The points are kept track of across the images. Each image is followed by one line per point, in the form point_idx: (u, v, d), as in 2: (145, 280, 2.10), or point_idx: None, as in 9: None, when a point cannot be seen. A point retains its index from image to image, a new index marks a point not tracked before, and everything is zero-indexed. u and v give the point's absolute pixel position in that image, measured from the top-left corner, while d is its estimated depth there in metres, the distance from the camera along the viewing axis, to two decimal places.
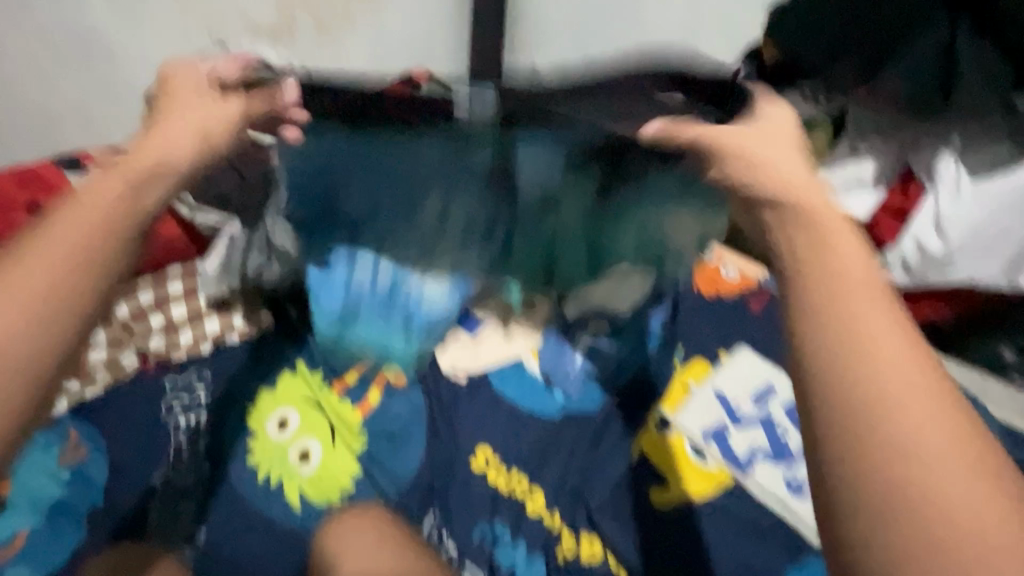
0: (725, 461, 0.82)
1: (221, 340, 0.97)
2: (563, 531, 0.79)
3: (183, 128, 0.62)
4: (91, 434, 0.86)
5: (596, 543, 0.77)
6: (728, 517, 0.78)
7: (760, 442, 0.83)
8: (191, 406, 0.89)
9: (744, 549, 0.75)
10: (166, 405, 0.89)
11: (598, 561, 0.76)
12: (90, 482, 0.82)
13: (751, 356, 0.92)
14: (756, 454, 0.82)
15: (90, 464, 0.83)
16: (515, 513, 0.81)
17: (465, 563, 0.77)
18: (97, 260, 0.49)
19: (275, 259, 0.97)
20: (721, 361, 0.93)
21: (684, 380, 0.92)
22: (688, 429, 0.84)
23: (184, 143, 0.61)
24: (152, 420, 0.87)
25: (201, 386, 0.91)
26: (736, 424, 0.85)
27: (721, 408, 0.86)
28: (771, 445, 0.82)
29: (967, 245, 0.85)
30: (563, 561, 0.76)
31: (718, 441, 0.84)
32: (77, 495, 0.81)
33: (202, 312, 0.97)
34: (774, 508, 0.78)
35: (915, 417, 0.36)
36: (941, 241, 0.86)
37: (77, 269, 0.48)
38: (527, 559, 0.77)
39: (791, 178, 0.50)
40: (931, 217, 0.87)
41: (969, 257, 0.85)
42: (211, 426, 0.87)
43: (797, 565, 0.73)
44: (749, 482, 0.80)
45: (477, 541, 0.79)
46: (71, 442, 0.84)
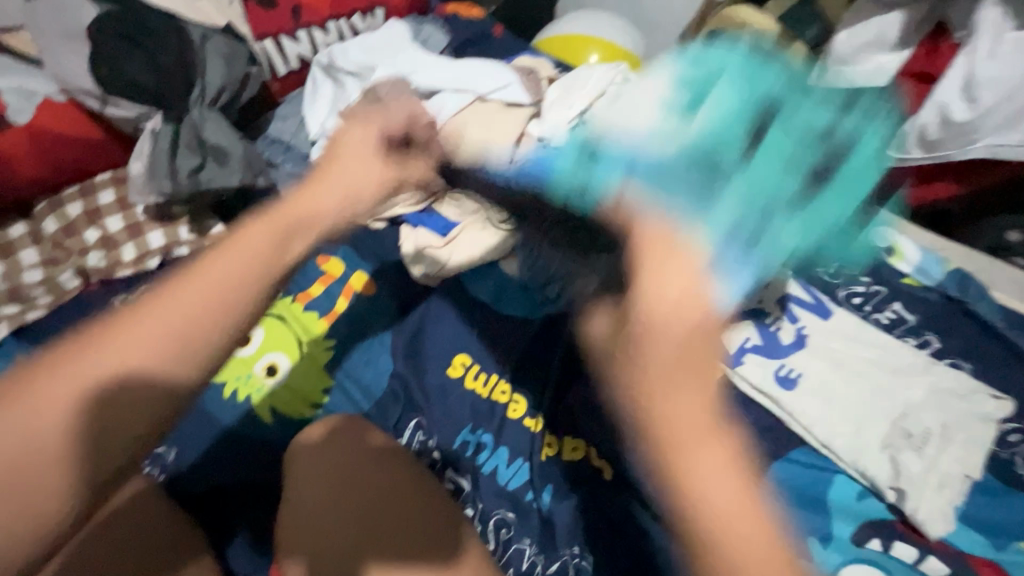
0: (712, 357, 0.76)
1: (170, 252, 0.88)
2: (545, 432, 0.75)
3: (144, 334, 0.41)
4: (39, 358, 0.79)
5: (577, 444, 0.74)
6: None
7: (750, 336, 0.78)
8: None
9: None
10: None
11: (579, 460, 0.73)
12: None
13: None
14: (745, 348, 0.77)
15: None
16: (509, 454, 0.75)
17: (448, 470, 0.73)
18: (153, 324, 0.42)
19: (212, 158, 0.85)
20: None
21: None
22: None
23: (153, 352, 0.41)
24: None
25: None
26: None
27: None
28: (761, 338, 0.77)
29: (998, 109, 0.74)
30: (545, 459, 0.73)
31: None
32: None
33: (141, 223, 0.88)
34: (763, 402, 0.73)
35: (744, 525, 0.37)
36: (968, 106, 0.75)
37: (167, 339, 0.42)
38: (511, 467, 0.74)
39: (686, 416, 0.39)
40: (960, 79, 0.76)
41: (992, 127, 0.76)
42: None
43: (784, 457, 0.70)
44: (739, 377, 0.75)
45: (459, 449, 0.75)
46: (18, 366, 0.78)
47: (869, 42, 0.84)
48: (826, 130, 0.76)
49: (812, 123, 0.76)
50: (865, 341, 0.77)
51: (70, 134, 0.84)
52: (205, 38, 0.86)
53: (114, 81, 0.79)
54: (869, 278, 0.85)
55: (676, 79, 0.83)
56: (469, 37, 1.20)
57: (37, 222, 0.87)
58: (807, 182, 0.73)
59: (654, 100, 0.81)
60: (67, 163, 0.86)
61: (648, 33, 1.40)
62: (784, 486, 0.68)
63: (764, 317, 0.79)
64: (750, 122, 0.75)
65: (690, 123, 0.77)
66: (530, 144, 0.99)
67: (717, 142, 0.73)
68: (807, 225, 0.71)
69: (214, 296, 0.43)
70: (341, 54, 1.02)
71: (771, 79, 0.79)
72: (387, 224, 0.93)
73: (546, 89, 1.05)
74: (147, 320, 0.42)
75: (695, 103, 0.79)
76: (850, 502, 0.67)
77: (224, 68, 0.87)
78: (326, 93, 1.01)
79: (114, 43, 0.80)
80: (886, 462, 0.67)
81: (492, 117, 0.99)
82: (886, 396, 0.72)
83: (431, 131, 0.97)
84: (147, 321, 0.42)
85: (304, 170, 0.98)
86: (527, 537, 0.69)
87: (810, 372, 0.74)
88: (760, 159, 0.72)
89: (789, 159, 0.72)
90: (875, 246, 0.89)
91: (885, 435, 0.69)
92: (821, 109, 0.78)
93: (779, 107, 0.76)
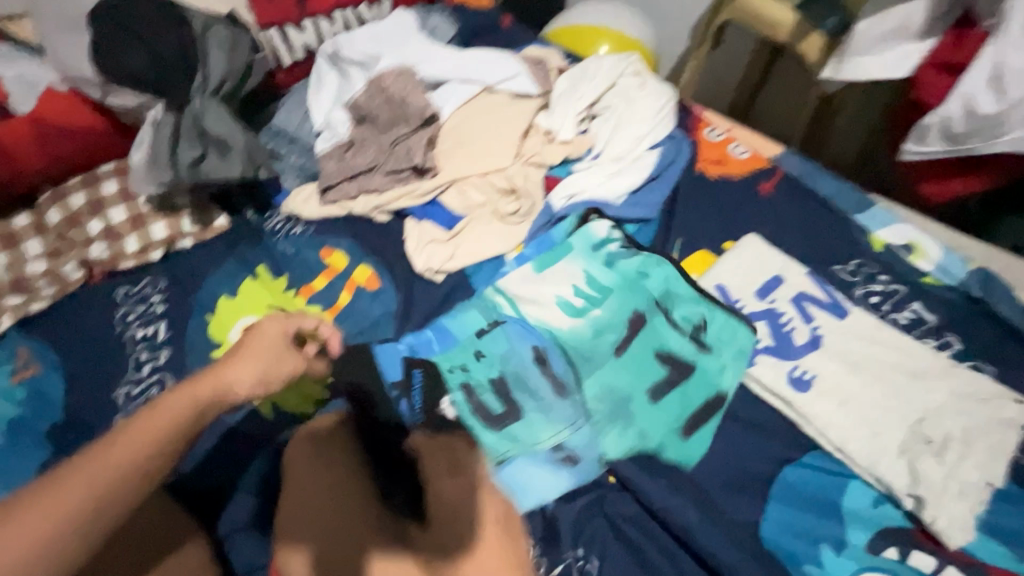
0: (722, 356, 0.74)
1: (173, 244, 0.88)
2: None
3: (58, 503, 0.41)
4: (44, 350, 0.79)
5: None
6: (727, 414, 0.71)
7: (762, 336, 0.76)
8: (148, 316, 0.82)
9: (741, 441, 0.69)
10: (121, 313, 0.82)
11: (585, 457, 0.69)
12: (44, 398, 0.75)
13: (756, 245, 0.84)
14: (757, 349, 0.75)
15: (46, 383, 0.76)
16: None
17: None
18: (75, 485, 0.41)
19: (213, 149, 0.83)
20: (726, 251, 0.85)
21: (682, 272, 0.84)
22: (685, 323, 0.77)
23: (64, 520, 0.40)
24: (107, 329, 0.81)
25: (156, 295, 0.84)
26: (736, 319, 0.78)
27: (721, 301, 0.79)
28: (773, 339, 0.75)
29: None
30: None
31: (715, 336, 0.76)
32: (34, 415, 0.73)
33: (145, 214, 0.88)
34: (775, 404, 0.72)
35: None
36: (995, 98, 0.72)
37: (94, 502, 0.42)
38: None
39: None
40: (988, 68, 0.72)
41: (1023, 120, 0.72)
42: (172, 336, 0.80)
43: (797, 461, 0.68)
44: (749, 377, 0.73)
45: None
46: (22, 357, 0.77)
47: (892, 32, 0.81)
48: (700, 318, 0.76)
49: (675, 289, 0.79)
50: (883, 343, 0.74)
51: (72, 124, 0.83)
52: (207, 27, 0.84)
53: (115, 70, 0.78)
54: (888, 277, 0.82)
55: (591, 245, 0.83)
56: (477, 27, 1.17)
57: (41, 213, 0.86)
58: (657, 378, 0.72)
59: (556, 287, 0.80)
60: (69, 155, 0.85)
61: (660, 23, 1.36)
62: (796, 492, 0.66)
63: (659, 460, 0.68)
64: (630, 333, 0.75)
65: (590, 319, 0.77)
66: (538, 137, 0.97)
67: (619, 317, 0.76)
68: (670, 425, 0.69)
69: (167, 431, 0.47)
70: (347, 44, 1.01)
71: (681, 281, 0.79)
72: (393, 217, 0.92)
73: (555, 80, 1.02)
74: (95, 464, 0.43)
75: (595, 300, 0.79)
76: (866, 509, 0.64)
77: (226, 57, 0.85)
78: (331, 83, 1.00)
79: (113, 32, 0.78)
80: (904, 469, 0.65)
81: (499, 110, 0.97)
82: (904, 400, 0.70)
83: (437, 123, 0.96)
84: (60, 506, 0.41)
85: (309, 162, 0.97)
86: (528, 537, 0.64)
87: (825, 374, 0.72)
88: (626, 360, 0.73)
89: (639, 365, 0.73)
90: (895, 243, 0.85)
91: (902, 440, 0.67)
92: (694, 311, 0.77)
93: (666, 307, 0.78)
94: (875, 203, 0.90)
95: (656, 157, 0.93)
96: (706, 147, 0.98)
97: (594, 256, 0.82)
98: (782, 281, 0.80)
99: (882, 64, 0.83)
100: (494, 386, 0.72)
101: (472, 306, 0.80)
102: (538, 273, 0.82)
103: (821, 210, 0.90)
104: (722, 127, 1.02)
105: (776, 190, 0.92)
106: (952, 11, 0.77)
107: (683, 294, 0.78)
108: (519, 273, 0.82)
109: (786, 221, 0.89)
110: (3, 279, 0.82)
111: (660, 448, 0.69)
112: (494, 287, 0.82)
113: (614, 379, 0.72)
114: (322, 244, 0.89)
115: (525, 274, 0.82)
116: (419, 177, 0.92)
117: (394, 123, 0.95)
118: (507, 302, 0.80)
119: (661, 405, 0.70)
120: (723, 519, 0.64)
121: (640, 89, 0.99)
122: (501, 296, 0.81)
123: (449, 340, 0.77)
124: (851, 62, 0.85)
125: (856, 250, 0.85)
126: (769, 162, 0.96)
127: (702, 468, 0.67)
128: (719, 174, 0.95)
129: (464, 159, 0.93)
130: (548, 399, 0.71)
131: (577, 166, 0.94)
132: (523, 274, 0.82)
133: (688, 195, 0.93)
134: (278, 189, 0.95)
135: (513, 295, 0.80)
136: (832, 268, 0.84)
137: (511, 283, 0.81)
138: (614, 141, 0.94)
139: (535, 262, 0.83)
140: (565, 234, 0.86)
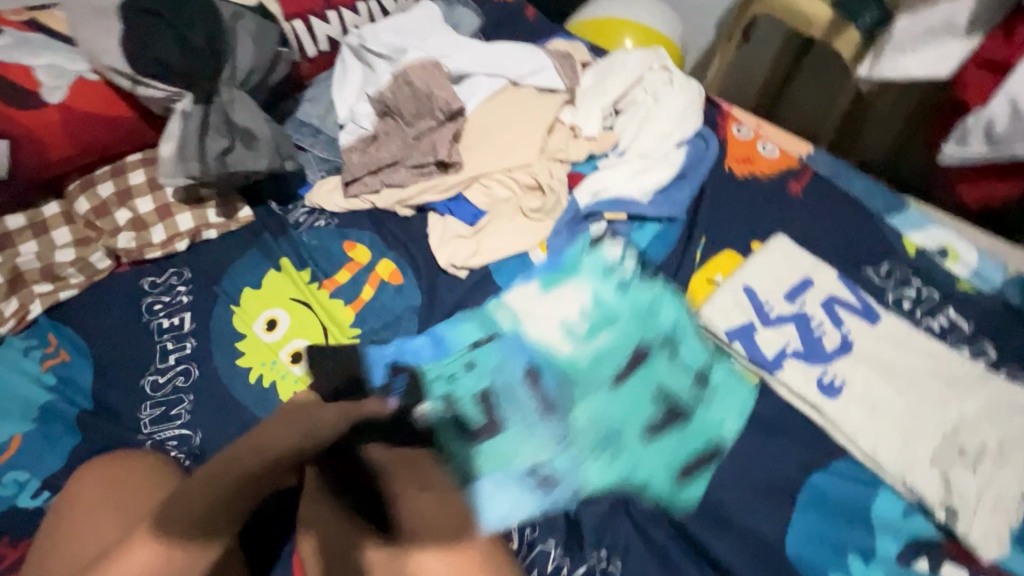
0: (750, 360, 0.73)
1: (199, 235, 0.88)
2: None
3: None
4: (72, 338, 0.80)
5: None
6: (752, 418, 0.71)
7: (791, 340, 0.74)
8: (173, 306, 0.82)
9: (767, 446, 0.68)
10: (147, 303, 0.82)
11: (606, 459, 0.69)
12: (71, 385, 0.76)
13: (786, 246, 0.82)
14: (786, 353, 0.73)
15: (74, 369, 0.77)
16: None
17: None
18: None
19: (240, 140, 0.84)
20: (754, 252, 0.83)
21: (707, 273, 0.83)
22: (711, 325, 0.76)
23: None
24: (133, 317, 0.81)
25: (181, 285, 0.84)
26: (766, 322, 0.76)
27: (750, 304, 0.77)
28: (802, 343, 0.74)
29: None
30: None
31: (743, 339, 0.74)
32: (63, 401, 0.74)
33: (171, 205, 0.89)
34: (802, 408, 0.71)
35: None
36: None
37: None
38: None
39: None
40: None
41: None
42: (197, 326, 0.80)
43: (824, 468, 0.67)
44: (777, 381, 0.72)
45: None
46: (51, 344, 0.78)
47: (934, 30, 0.79)
48: (703, 364, 0.74)
49: (683, 328, 0.77)
50: (916, 350, 0.72)
51: (101, 113, 0.84)
52: (235, 18, 0.84)
53: (145, 61, 0.78)
54: (921, 281, 0.80)
55: (602, 269, 0.81)
56: (500, 18, 1.16)
57: (69, 201, 0.87)
58: (652, 417, 0.70)
59: (560, 308, 0.78)
60: (98, 145, 0.86)
61: (685, 16, 1.34)
62: (824, 499, 0.65)
63: (640, 503, 0.66)
64: (630, 368, 0.74)
65: (589, 349, 0.75)
66: (562, 132, 0.96)
67: (615, 356, 0.75)
68: (654, 468, 0.67)
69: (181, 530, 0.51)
70: (372, 36, 1.00)
71: (691, 322, 0.77)
72: (415, 211, 0.92)
73: (580, 75, 1.01)
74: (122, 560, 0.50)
75: (598, 326, 0.77)
76: (896, 519, 0.63)
77: (254, 48, 0.85)
78: (356, 75, 0.99)
79: (143, 21, 0.78)
80: (936, 479, 0.64)
81: (524, 104, 0.96)
82: (937, 409, 0.68)
83: (461, 117, 0.95)
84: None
85: (333, 155, 0.97)
86: (551, 537, 0.64)
87: (855, 380, 0.71)
88: (621, 393, 0.72)
89: (637, 400, 0.72)
90: (929, 247, 0.83)
91: (934, 450, 0.66)
92: (699, 355, 0.74)
93: (672, 344, 0.76)
94: (908, 206, 0.88)
95: (684, 154, 0.91)
96: (734, 145, 0.96)
97: (605, 280, 0.81)
98: (812, 283, 0.79)
99: (921, 62, 0.81)
100: (480, 408, 0.71)
101: (472, 318, 0.79)
102: (543, 292, 0.80)
103: (852, 211, 0.88)
104: (750, 124, 1.00)
105: (806, 191, 0.90)
106: (999, 9, 0.74)
107: (692, 333, 0.76)
108: (525, 292, 0.80)
109: (815, 222, 0.87)
110: (33, 266, 0.83)
111: (641, 490, 0.66)
112: (496, 301, 0.80)
113: (608, 417, 0.71)
114: (345, 237, 0.89)
115: (529, 290, 0.80)
116: (443, 172, 0.91)
117: (419, 116, 0.94)
118: (507, 320, 0.78)
119: (646, 446, 0.68)
120: (749, 524, 0.63)
121: (667, 85, 0.97)
122: (500, 314, 0.79)
123: (443, 349, 0.76)
124: (888, 60, 0.83)
125: (888, 254, 0.84)
126: (799, 162, 0.94)
127: (728, 472, 0.67)
128: (747, 172, 0.93)
129: (488, 154, 0.92)
130: (534, 419, 0.71)
131: (602, 162, 0.93)
132: (529, 289, 0.80)
133: (715, 193, 0.91)
134: (302, 182, 0.96)
135: (517, 314, 0.78)
136: (862, 271, 0.82)
137: (515, 300, 0.79)
138: (641, 137, 0.93)
139: (540, 279, 0.81)
140: (578, 253, 0.83)
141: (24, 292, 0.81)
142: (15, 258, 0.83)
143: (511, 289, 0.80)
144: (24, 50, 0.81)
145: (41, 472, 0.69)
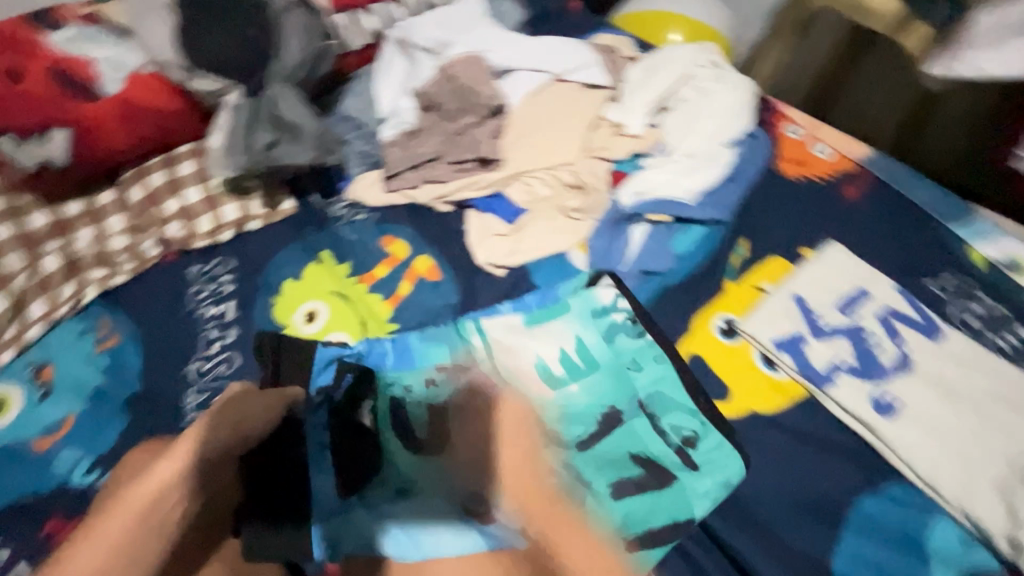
0: (799, 373, 0.70)
1: (243, 226, 0.90)
2: None
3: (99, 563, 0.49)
4: (123, 322, 0.82)
5: None
6: (799, 434, 0.68)
7: (843, 355, 0.71)
8: (218, 294, 0.84)
9: (814, 464, 0.65)
10: (193, 291, 0.85)
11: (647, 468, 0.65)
12: (121, 368, 0.78)
13: (840, 254, 0.79)
14: (838, 368, 0.70)
15: (123, 353, 0.79)
16: None
17: None
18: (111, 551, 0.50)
19: (286, 134, 0.84)
20: (805, 259, 0.80)
21: (755, 279, 0.79)
22: (757, 336, 0.73)
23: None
24: (179, 304, 0.84)
25: (226, 274, 0.86)
26: (817, 334, 0.72)
27: (800, 313, 0.74)
28: (855, 358, 0.70)
29: None
30: None
31: (791, 350, 0.71)
32: (115, 384, 0.77)
33: (218, 195, 0.91)
34: (855, 427, 0.67)
35: None
36: None
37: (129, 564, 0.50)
38: None
39: None
40: None
41: None
42: (240, 315, 0.82)
43: (876, 491, 0.63)
44: (827, 397, 0.68)
45: None
46: (103, 328, 0.81)
47: (1014, 26, 0.74)
48: (693, 432, 0.67)
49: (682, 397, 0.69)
50: (980, 369, 0.68)
51: (155, 105, 0.86)
52: (286, 12, 0.85)
53: (200, 55, 0.80)
54: (988, 296, 0.75)
55: (591, 311, 0.75)
56: (544, 12, 1.14)
57: (123, 190, 0.90)
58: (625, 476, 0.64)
59: (541, 346, 0.73)
60: (151, 136, 0.88)
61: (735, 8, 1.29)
62: (875, 523, 0.61)
63: None
64: (601, 430, 0.67)
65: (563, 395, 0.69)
66: (605, 129, 0.94)
67: (591, 407, 0.68)
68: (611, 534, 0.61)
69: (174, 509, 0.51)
70: (416, 30, 1.00)
71: (678, 387, 0.69)
72: (454, 207, 0.91)
73: (625, 70, 0.98)
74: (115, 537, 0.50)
75: (577, 373, 0.71)
76: (955, 549, 0.60)
77: (302, 42, 0.86)
78: (399, 69, 0.99)
79: (199, 16, 0.81)
80: (1000, 508, 0.60)
81: (567, 100, 0.94)
82: (1002, 433, 0.64)
83: (503, 113, 0.94)
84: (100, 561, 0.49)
85: (373, 149, 0.95)
86: None
87: (912, 399, 0.67)
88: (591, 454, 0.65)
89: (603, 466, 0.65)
90: (999, 259, 0.78)
91: (999, 477, 0.62)
92: (686, 419, 0.67)
93: (653, 412, 0.68)
94: (976, 215, 0.83)
95: (734, 155, 0.88)
96: (786, 146, 0.92)
97: (594, 322, 0.74)
98: (868, 295, 0.75)
99: (1000, 64, 0.74)
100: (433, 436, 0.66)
101: (446, 333, 0.75)
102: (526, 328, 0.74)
103: (912, 218, 0.83)
104: (803, 124, 0.95)
105: (862, 195, 0.86)
106: None
107: (678, 401, 0.69)
108: (504, 325, 0.75)
109: (873, 229, 0.82)
110: (88, 253, 0.86)
111: None
112: (470, 328, 0.75)
113: (556, 475, 0.63)
114: (384, 231, 0.89)
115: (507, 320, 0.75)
116: (483, 168, 0.91)
117: (461, 112, 0.93)
118: (481, 351, 0.73)
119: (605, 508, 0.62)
120: (795, 545, 0.61)
121: (717, 82, 0.93)
122: (473, 346, 0.73)
123: (408, 362, 0.72)
124: (962, 57, 0.78)
125: (951, 265, 0.79)
126: (856, 164, 0.89)
127: (772, 489, 0.64)
128: (799, 174, 0.89)
129: (529, 151, 0.91)
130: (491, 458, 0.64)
131: (646, 161, 0.90)
132: (507, 321, 0.75)
133: (765, 196, 0.87)
134: (343, 176, 0.95)
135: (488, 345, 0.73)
136: (923, 282, 0.77)
137: (490, 330, 0.75)
138: (687, 136, 0.89)
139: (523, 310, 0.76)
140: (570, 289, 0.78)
141: (79, 277, 0.84)
142: (71, 244, 0.86)
143: (489, 318, 0.75)
144: (85, 43, 0.83)
145: (94, 452, 0.72)
